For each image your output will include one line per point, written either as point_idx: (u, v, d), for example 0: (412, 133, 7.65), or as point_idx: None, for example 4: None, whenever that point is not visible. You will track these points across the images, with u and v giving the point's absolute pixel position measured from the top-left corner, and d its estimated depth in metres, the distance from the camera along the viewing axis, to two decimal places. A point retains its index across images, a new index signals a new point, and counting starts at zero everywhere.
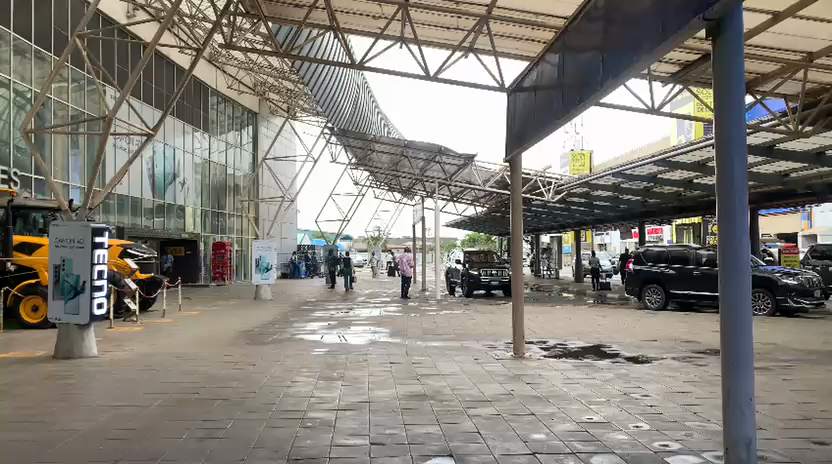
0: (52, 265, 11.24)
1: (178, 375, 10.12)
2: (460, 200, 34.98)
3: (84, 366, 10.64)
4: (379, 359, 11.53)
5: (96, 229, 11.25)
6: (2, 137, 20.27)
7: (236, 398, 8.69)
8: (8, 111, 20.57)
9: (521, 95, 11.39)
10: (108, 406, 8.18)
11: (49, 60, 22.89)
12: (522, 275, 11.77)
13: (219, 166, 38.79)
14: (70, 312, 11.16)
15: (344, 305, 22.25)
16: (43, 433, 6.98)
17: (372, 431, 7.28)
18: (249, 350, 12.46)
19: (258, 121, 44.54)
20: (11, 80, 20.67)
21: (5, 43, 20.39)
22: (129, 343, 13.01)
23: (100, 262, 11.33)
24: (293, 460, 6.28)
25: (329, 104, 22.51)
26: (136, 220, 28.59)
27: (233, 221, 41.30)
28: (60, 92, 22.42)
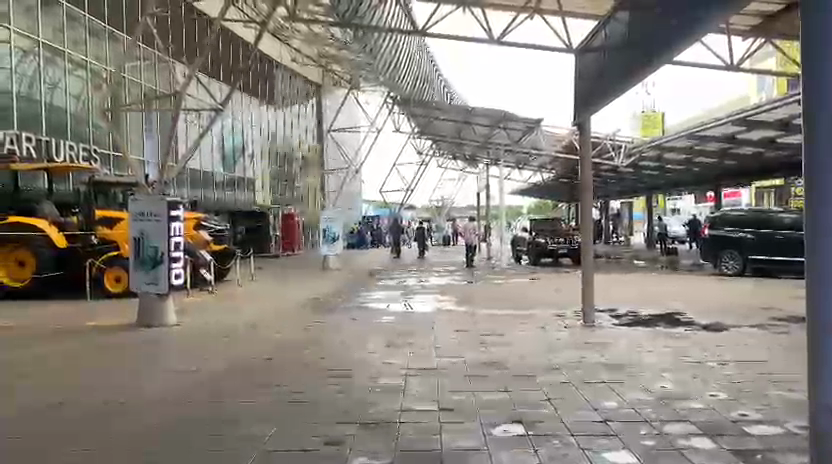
0: (133, 237, 11.70)
1: (250, 342, 10.52)
2: (527, 167, 34.31)
3: (164, 334, 11.18)
4: (446, 326, 11.59)
5: (172, 203, 11.69)
6: (82, 116, 21.21)
7: (306, 364, 8.94)
8: (86, 90, 21.48)
9: (589, 56, 10.99)
10: (187, 372, 8.59)
11: (122, 40, 23.71)
12: (591, 242, 11.50)
13: (285, 138, 39.39)
14: (150, 282, 11.69)
15: (411, 274, 22.45)
16: (127, 397, 7.40)
17: (441, 396, 7.38)
18: (317, 318, 12.77)
19: (322, 93, 44.82)
20: (87, 61, 21.51)
21: (80, 25, 21.17)
22: (206, 311, 13.57)
23: (177, 234, 11.80)
24: (364, 423, 6.46)
25: (392, 74, 22.36)
26: (208, 192, 29.50)
27: (300, 192, 41.99)
28: (133, 71, 23.22)
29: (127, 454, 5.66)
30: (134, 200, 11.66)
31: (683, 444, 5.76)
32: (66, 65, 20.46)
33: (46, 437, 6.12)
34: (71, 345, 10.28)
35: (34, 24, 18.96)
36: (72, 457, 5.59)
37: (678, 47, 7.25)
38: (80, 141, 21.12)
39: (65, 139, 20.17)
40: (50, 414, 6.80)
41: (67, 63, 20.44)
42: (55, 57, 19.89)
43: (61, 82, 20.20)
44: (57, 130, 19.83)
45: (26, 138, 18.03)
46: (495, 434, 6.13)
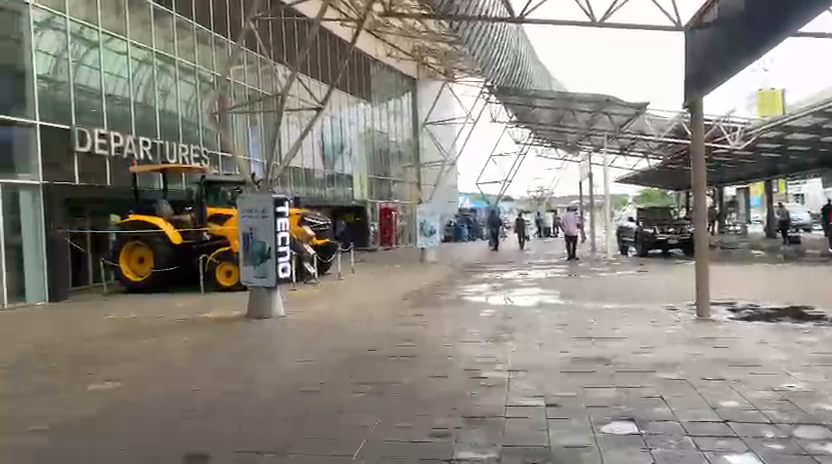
0: (242, 233, 12.22)
1: (354, 333, 10.71)
2: (631, 153, 32.92)
3: (272, 325, 11.62)
4: (550, 320, 11.32)
5: (278, 199, 12.05)
6: (192, 120, 22.38)
7: (409, 357, 8.96)
8: (195, 95, 22.65)
9: (701, 33, 10.32)
10: (295, 362, 8.90)
11: (227, 45, 24.82)
12: (706, 232, 10.82)
13: (382, 133, 39.95)
14: (259, 276, 12.16)
15: (512, 267, 22.10)
16: (241, 385, 7.78)
17: (547, 392, 7.18)
18: (420, 311, 12.82)
19: (417, 86, 45.11)
20: (196, 67, 22.69)
21: (189, 32, 22.37)
22: (311, 304, 13.96)
23: (283, 229, 12.17)
24: (469, 417, 6.37)
25: (487, 63, 22.08)
26: (310, 188, 30.41)
27: (398, 187, 42.47)
28: (238, 74, 24.24)
29: (240, 441, 5.87)
30: (241, 197, 12.16)
31: (816, 449, 5.27)
32: (177, 73, 21.64)
33: (167, 421, 6.52)
34: (189, 335, 10.92)
35: (148, 34, 20.20)
36: (189, 441, 5.88)
37: (806, 15, 6.62)
38: (191, 143, 22.28)
39: (178, 142, 21.36)
40: (170, 401, 7.21)
41: (178, 70, 21.63)
42: (167, 65, 21.08)
43: (173, 88, 21.39)
44: (170, 134, 21.04)
45: (143, 142, 19.29)
46: (605, 431, 5.88)
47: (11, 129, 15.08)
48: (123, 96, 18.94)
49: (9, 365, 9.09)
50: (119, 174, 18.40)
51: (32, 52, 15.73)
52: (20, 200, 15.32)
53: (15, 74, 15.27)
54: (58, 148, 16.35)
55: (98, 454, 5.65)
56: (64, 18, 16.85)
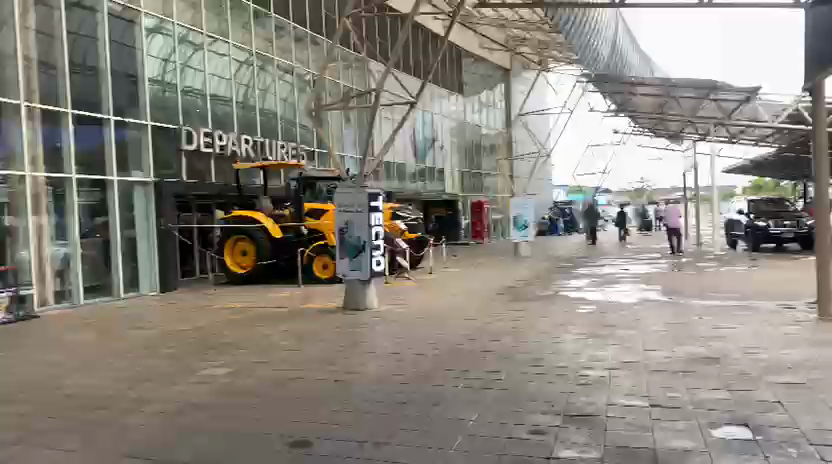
0: (338, 227, 12.45)
1: (449, 328, 10.69)
2: (741, 141, 30.99)
3: (368, 317, 11.83)
4: (652, 317, 10.85)
5: (372, 194, 12.23)
6: (290, 117, 23.08)
7: (506, 352, 8.84)
8: (293, 94, 23.36)
9: (822, 9, 9.54)
10: (391, 354, 9.01)
11: (323, 44, 25.44)
12: (827, 225, 10.03)
13: (474, 126, 39.76)
14: (355, 268, 12.38)
15: (610, 262, 21.38)
16: (340, 375, 7.96)
17: (651, 392, 6.86)
18: (515, 306, 12.64)
19: (510, 78, 44.55)
20: (293, 66, 23.39)
21: (287, 33, 23.10)
22: (405, 297, 14.07)
23: (377, 223, 12.34)
24: (568, 415, 6.18)
25: (585, 50, 21.43)
26: (402, 183, 30.71)
27: (490, 180, 42.14)
28: (333, 72, 24.78)
29: (339, 430, 6.00)
30: (337, 193, 12.42)
31: None
32: (276, 72, 22.39)
33: (271, 408, 6.76)
34: (290, 325, 11.31)
35: (249, 36, 21.01)
36: (291, 429, 6.07)
37: None
38: (289, 140, 22.99)
39: (277, 139, 22.10)
40: (272, 389, 7.48)
41: (276, 69, 22.38)
42: (266, 65, 21.84)
43: (272, 87, 22.15)
44: (269, 132, 21.79)
45: (244, 139, 20.11)
46: (717, 435, 5.53)
47: (126, 129, 16.12)
48: (226, 96, 19.78)
49: (130, 351, 9.76)
50: (223, 171, 19.28)
51: (143, 57, 16.71)
52: (134, 198, 16.34)
53: (128, 78, 16.28)
54: (168, 147, 17.31)
55: (209, 438, 5.93)
56: (172, 23, 17.79)
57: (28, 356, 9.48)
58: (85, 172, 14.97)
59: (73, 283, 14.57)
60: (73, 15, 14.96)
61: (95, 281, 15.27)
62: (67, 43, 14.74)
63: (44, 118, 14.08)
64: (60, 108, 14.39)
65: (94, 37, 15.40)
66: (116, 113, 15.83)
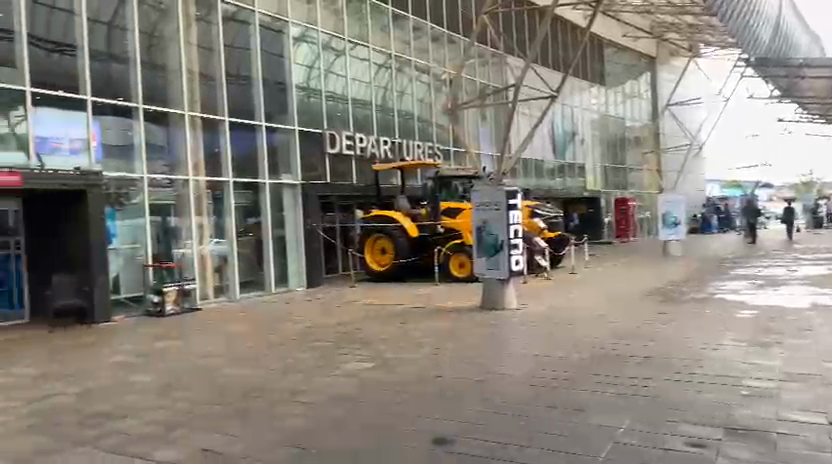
0: (475, 226, 12.35)
1: (592, 330, 10.24)
2: None
3: (507, 317, 11.63)
4: (827, 324, 9.69)
5: (510, 192, 11.99)
6: (427, 117, 23.36)
7: (655, 358, 8.30)
8: (430, 93, 23.62)
9: None
10: (532, 355, 8.77)
11: (459, 42, 25.50)
12: None
13: (617, 119, 38.08)
14: (492, 267, 12.19)
15: (774, 262, 19.48)
16: (479, 375, 7.87)
17: (829, 408, 6.09)
18: (665, 308, 11.86)
19: (656, 66, 42.18)
20: (430, 66, 23.63)
21: (424, 33, 23.41)
22: (544, 297, 13.69)
23: (515, 222, 12.10)
24: (730, 429, 5.63)
25: (743, 31, 19.80)
26: (540, 180, 30.12)
27: (635, 175, 40.14)
28: (470, 69, 24.75)
29: (478, 430, 5.91)
30: (475, 191, 12.35)
31: None
32: (413, 73, 22.75)
33: (411, 405, 6.81)
34: (429, 323, 11.40)
35: (387, 39, 21.52)
36: (430, 427, 6.07)
37: None
38: (426, 139, 23.27)
39: (415, 139, 22.44)
40: (411, 386, 7.54)
41: (414, 70, 22.74)
42: (404, 66, 22.25)
43: (409, 87, 22.53)
44: (406, 132, 22.19)
45: (383, 141, 20.58)
46: None
47: (276, 134, 17.10)
48: (365, 99, 20.37)
49: (281, 343, 10.31)
50: (363, 172, 19.89)
51: (290, 64, 17.62)
52: (282, 199, 17.30)
53: (277, 86, 17.23)
54: (312, 150, 18.13)
55: (354, 431, 6.06)
56: (316, 30, 18.60)
57: (193, 345, 10.31)
58: (239, 176, 16.08)
59: (230, 279, 15.69)
60: (228, 29, 16.07)
61: (249, 277, 16.30)
62: (224, 55, 15.86)
63: (204, 126, 15.31)
64: (218, 116, 15.58)
65: (247, 48, 16.45)
66: (266, 119, 16.84)
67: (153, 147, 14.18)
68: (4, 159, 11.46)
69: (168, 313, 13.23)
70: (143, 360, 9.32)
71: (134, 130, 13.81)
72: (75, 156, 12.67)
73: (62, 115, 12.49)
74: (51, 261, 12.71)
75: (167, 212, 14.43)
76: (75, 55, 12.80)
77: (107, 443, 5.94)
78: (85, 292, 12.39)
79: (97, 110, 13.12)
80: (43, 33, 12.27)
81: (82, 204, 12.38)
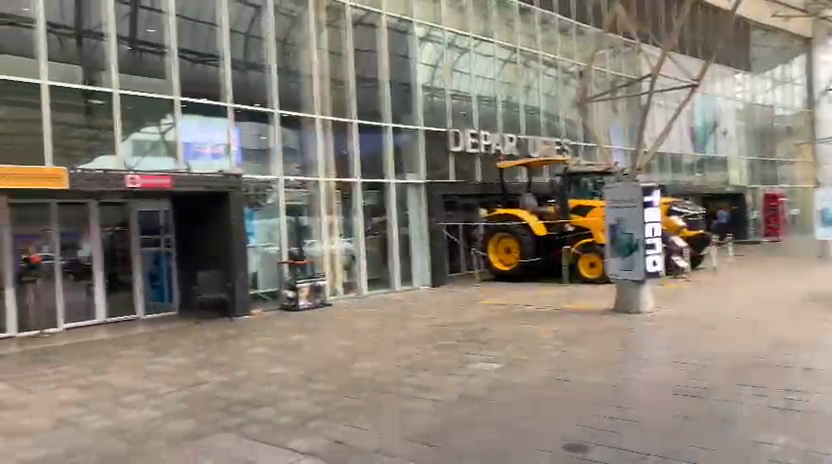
0: (609, 224, 11.79)
1: (740, 337, 9.42)
2: None
3: (643, 320, 11.00)
4: None
5: (646, 189, 11.33)
6: (554, 112, 22.77)
7: (818, 369, 7.45)
8: (558, 87, 23.00)
9: None
10: (673, 362, 8.18)
11: (589, 33, 24.65)
12: None
13: (765, 108, 35.18)
14: (627, 269, 11.59)
15: None
16: (615, 380, 7.45)
17: None
18: (826, 315, 10.68)
19: (811, 48, 38.54)
20: (558, 60, 23.01)
21: (552, 26, 22.87)
22: (683, 301, 12.81)
23: (652, 220, 11.42)
24: None
25: None
26: (677, 176, 28.44)
27: (786, 169, 36.86)
28: (600, 60, 23.84)
29: (615, 439, 5.56)
30: (608, 187, 11.81)
31: None
32: (540, 66, 22.25)
33: (542, 408, 6.55)
34: (559, 325, 11.02)
35: (513, 33, 21.20)
36: (563, 432, 5.81)
37: None
38: (553, 135, 22.69)
39: (541, 135, 21.95)
40: (542, 388, 7.27)
41: (540, 64, 22.24)
42: (530, 61, 21.83)
43: (536, 82, 22.05)
44: (533, 128, 21.76)
45: (508, 138, 20.27)
46: None
47: (402, 135, 17.36)
48: (490, 96, 20.18)
49: (409, 340, 10.39)
50: (489, 170, 19.71)
51: (416, 64, 17.80)
52: (408, 198, 17.51)
53: (403, 86, 17.50)
54: (437, 149, 18.22)
55: (486, 432, 5.90)
56: (442, 29, 18.66)
57: (326, 340, 10.63)
58: (367, 176, 16.48)
59: (358, 276, 16.10)
60: (357, 32, 16.50)
61: (376, 274, 16.66)
62: (354, 58, 16.32)
63: (334, 129, 15.79)
64: (347, 118, 16.04)
65: (375, 50, 16.81)
66: (393, 120, 17.14)
67: (288, 151, 14.83)
68: (157, 165, 12.43)
69: (302, 307, 13.79)
70: (280, 353, 9.71)
71: (269, 134, 14.51)
72: (218, 160, 13.48)
73: (205, 122, 13.37)
74: (197, 257, 13.61)
75: (299, 212, 15.05)
76: (218, 64, 13.71)
77: (251, 431, 6.18)
78: (227, 287, 13.15)
79: (238, 117, 13.95)
80: (188, 46, 13.23)
81: (225, 204, 13.15)
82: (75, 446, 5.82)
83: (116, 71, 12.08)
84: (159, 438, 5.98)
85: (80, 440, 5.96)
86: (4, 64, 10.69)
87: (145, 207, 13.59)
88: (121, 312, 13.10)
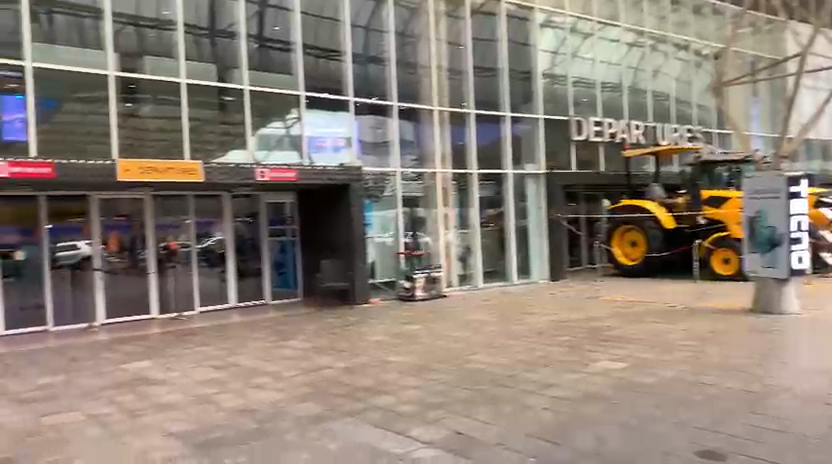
0: (747, 217, 10.90)
1: None
2: None
3: (786, 321, 10.08)
4: None
5: (791, 178, 10.37)
6: (685, 97, 21.47)
7: None
8: (689, 71, 21.65)
9: None
10: (824, 368, 7.40)
11: (725, 12, 23.04)
12: None
13: None
14: (767, 265, 10.67)
15: None
16: (756, 385, 6.85)
17: None
18: None
19: None
20: (690, 42, 21.67)
21: (683, 6, 21.59)
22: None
23: (798, 212, 10.45)
24: None
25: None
26: (826, 165, 25.93)
27: None
28: (737, 40, 22.19)
29: (756, 447, 5.09)
30: (746, 177, 10.92)
31: None
32: (670, 49, 21.04)
33: (672, 410, 6.14)
34: (691, 324, 10.33)
35: (641, 16, 20.20)
36: (696, 437, 5.40)
37: None
38: (684, 122, 21.40)
39: (671, 123, 20.77)
40: (672, 390, 6.82)
41: (670, 47, 21.01)
42: (659, 44, 20.70)
43: (665, 66, 20.85)
44: (662, 115, 20.62)
45: (634, 126, 19.33)
46: None
47: (521, 124, 17.02)
48: (615, 82, 19.34)
49: (528, 334, 10.15)
50: (612, 160, 18.91)
51: (537, 52, 17.37)
52: (526, 190, 17.16)
53: (522, 74, 17.13)
54: (558, 138, 17.70)
55: (612, 433, 5.59)
56: (564, 15, 18.09)
57: (443, 331, 10.62)
58: (485, 167, 16.29)
59: (474, 268, 16.00)
60: (477, 21, 16.35)
61: (492, 267, 16.48)
62: (472, 48, 16.18)
63: (452, 119, 15.75)
64: (465, 109, 15.93)
65: (494, 38, 16.59)
66: (512, 109, 16.83)
67: (405, 143, 14.94)
68: (282, 159, 12.95)
69: (417, 298, 13.82)
70: (398, 341, 9.80)
71: (388, 126, 14.67)
72: (339, 153, 13.84)
73: (328, 116, 13.74)
74: (320, 247, 14.07)
75: (416, 204, 15.13)
76: (340, 59, 14.04)
77: (371, 417, 6.24)
78: (348, 276, 13.50)
79: (359, 110, 14.23)
80: (312, 42, 13.66)
81: (347, 196, 13.49)
82: (210, 422, 6.13)
83: (247, 68, 12.67)
84: (285, 419, 6.18)
85: (214, 417, 6.29)
86: (148, 66, 11.51)
87: (273, 198, 14.17)
88: (251, 297, 13.78)
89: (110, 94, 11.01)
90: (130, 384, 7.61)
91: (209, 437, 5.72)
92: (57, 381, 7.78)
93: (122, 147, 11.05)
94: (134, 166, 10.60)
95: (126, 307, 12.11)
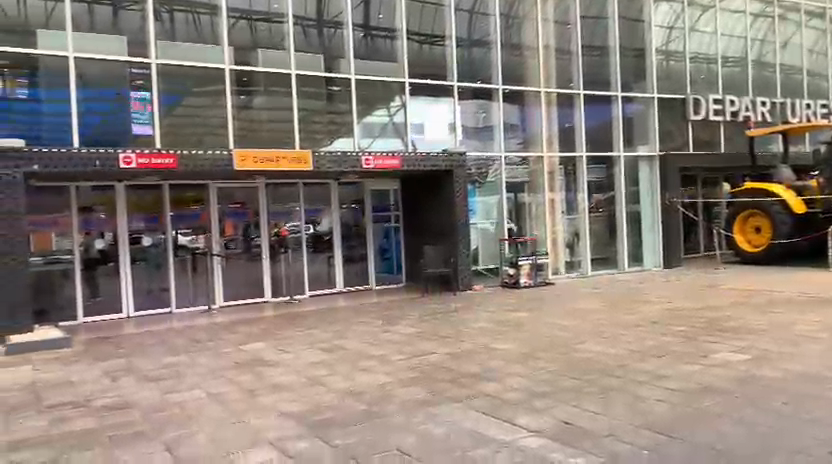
0: None
1: None
2: None
3: None
4: None
5: None
6: (819, 69, 19.74)
7: None
8: (823, 41, 19.89)
9: None
10: None
11: None
12: None
13: None
14: None
15: None
16: None
17: None
18: None
19: None
20: (825, 8, 19.87)
21: None
22: None
23: None
24: None
25: None
26: None
27: None
28: None
29: None
30: None
31: None
32: (802, 18, 19.37)
33: (804, 407, 5.64)
34: (825, 315, 9.48)
35: None
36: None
37: None
38: (818, 96, 19.71)
39: (802, 97, 19.17)
40: (804, 385, 6.27)
41: (802, 15, 19.34)
42: (788, 13, 19.12)
43: (795, 36, 19.21)
44: (792, 90, 19.06)
45: (760, 102, 17.98)
46: None
47: (633, 104, 16.26)
48: (739, 56, 18.05)
49: (641, 324, 9.69)
50: (734, 139, 17.68)
51: (650, 27, 16.50)
52: (639, 173, 16.38)
53: (635, 52, 16.32)
54: (672, 118, 16.76)
55: (735, 428, 5.22)
56: None
57: (550, 319, 10.34)
58: (593, 150, 15.69)
59: (581, 255, 15.52)
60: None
61: (602, 254, 15.92)
62: (581, 26, 15.60)
63: (559, 101, 15.27)
64: (573, 90, 15.40)
65: (604, 16, 15.94)
66: (623, 89, 16.09)
67: (509, 128, 14.64)
68: (386, 146, 13.11)
69: (522, 285, 13.64)
70: (503, 329, 9.64)
71: (492, 111, 14.44)
72: (441, 139, 13.81)
73: (430, 102, 13.73)
74: (422, 233, 14.10)
75: (519, 190, 14.82)
76: (444, 44, 13.96)
77: (477, 404, 6.15)
78: (450, 263, 13.42)
79: (462, 96, 14.10)
80: (416, 28, 13.67)
81: (448, 182, 13.40)
82: (320, 403, 6.30)
83: (353, 58, 12.86)
84: (391, 403, 6.22)
85: (323, 398, 6.44)
86: (260, 59, 11.94)
87: (377, 185, 14.36)
88: (358, 282, 14.06)
89: (226, 87, 11.53)
90: (247, 364, 7.95)
91: (318, 417, 5.86)
92: (181, 360, 8.28)
93: (237, 138, 11.56)
94: (249, 155, 11.04)
95: (241, 290, 12.70)
